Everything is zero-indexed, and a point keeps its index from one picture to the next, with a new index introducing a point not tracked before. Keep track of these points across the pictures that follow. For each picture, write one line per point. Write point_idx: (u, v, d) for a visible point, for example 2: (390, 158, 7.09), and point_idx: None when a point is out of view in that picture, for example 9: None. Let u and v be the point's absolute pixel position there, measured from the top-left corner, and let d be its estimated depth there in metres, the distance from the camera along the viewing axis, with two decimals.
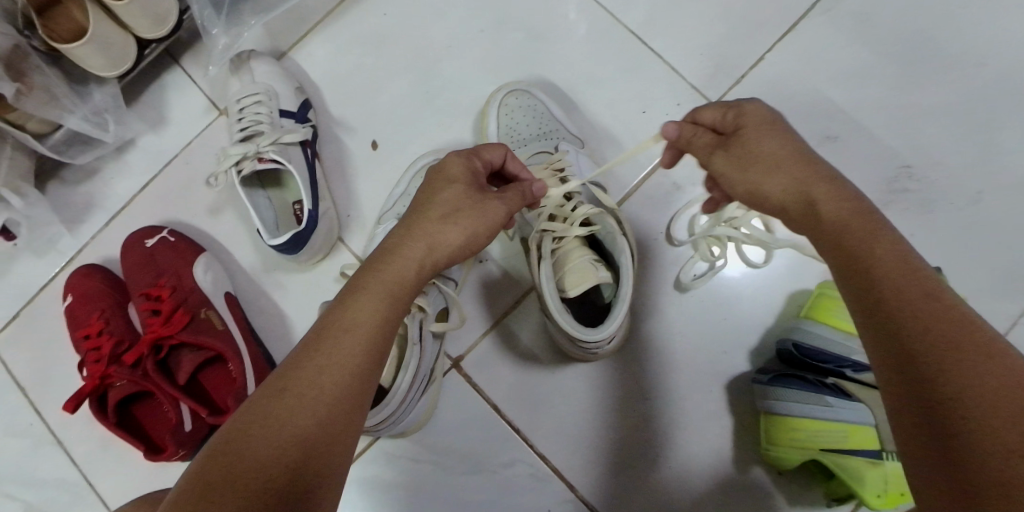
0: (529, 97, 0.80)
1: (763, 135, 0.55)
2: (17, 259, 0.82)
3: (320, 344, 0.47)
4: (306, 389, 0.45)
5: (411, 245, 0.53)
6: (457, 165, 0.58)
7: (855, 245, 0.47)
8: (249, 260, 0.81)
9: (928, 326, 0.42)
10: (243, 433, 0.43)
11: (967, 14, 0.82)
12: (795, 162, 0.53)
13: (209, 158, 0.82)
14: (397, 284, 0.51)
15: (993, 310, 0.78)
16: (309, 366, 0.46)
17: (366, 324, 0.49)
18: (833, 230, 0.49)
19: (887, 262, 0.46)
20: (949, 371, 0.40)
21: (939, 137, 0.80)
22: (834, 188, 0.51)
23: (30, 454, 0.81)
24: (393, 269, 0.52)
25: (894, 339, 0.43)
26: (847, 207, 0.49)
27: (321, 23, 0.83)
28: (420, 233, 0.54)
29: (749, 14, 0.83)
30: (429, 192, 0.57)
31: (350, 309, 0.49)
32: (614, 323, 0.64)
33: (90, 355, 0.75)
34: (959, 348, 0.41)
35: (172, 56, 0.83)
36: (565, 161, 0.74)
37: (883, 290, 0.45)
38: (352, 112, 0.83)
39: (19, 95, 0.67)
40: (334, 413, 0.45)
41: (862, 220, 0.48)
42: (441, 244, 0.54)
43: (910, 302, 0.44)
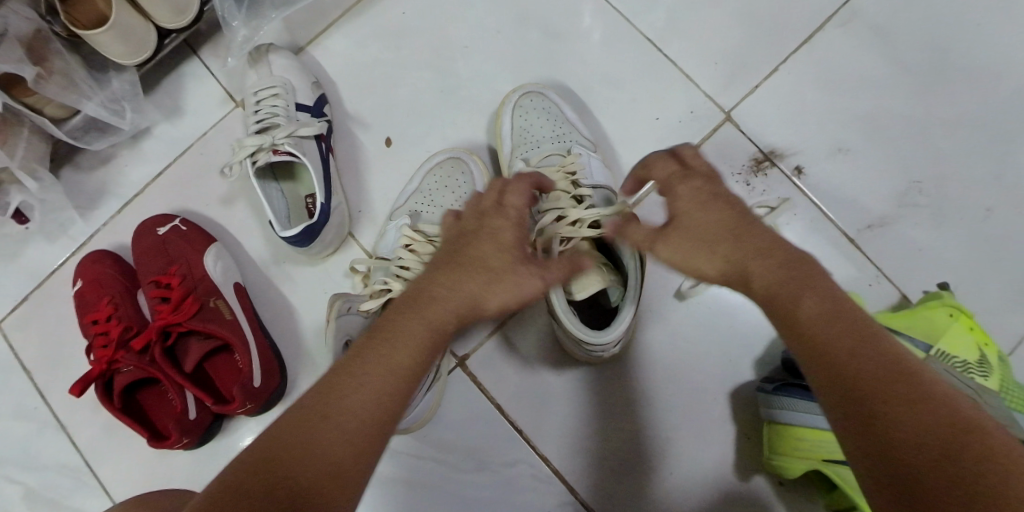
0: (544, 99, 0.81)
1: (701, 210, 0.50)
2: (29, 241, 0.82)
3: (351, 379, 0.46)
4: (336, 429, 0.44)
5: (455, 293, 0.49)
6: (510, 225, 0.52)
7: (797, 309, 0.45)
8: (260, 252, 0.82)
9: (878, 391, 0.42)
10: (278, 452, 0.43)
11: (981, 30, 0.82)
12: (737, 231, 0.49)
13: (224, 149, 0.83)
14: (434, 332, 0.48)
15: (1001, 327, 0.78)
16: (339, 398, 0.45)
17: (403, 370, 0.47)
18: (769, 297, 0.46)
19: (824, 328, 0.44)
20: (906, 434, 0.40)
21: (951, 152, 0.81)
22: (777, 253, 0.47)
23: (33, 437, 0.81)
24: (434, 312, 0.48)
25: (858, 407, 0.42)
26: (776, 265, 0.47)
27: (340, 18, 0.84)
28: (463, 281, 0.49)
29: (764, 23, 0.83)
30: (473, 244, 0.51)
31: (386, 355, 0.47)
32: (620, 329, 0.66)
33: (98, 339, 0.75)
34: (918, 410, 0.41)
35: (191, 47, 0.83)
36: (578, 165, 0.75)
37: (835, 360, 0.43)
38: (368, 108, 0.83)
39: (39, 79, 0.68)
40: (363, 455, 0.45)
41: (800, 277, 0.46)
42: (486, 300, 0.50)
43: (858, 366, 0.43)
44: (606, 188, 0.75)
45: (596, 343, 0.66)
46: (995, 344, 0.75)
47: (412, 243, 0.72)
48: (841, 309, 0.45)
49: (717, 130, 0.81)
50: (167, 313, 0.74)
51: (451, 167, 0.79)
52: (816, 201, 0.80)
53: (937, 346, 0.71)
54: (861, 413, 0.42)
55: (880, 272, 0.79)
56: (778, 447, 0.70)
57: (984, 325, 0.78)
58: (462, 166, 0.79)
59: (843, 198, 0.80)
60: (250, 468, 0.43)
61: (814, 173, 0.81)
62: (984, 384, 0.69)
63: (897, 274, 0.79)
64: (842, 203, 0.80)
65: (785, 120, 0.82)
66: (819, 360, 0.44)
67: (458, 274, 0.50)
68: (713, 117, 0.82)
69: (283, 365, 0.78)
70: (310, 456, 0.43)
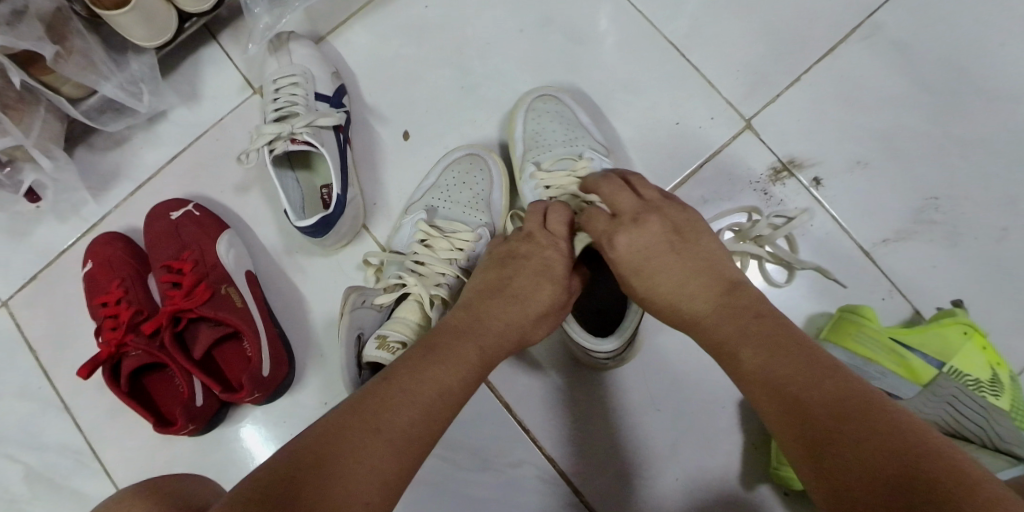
0: (557, 103, 0.80)
1: (646, 256, 0.56)
2: (40, 220, 0.82)
3: (414, 381, 0.48)
4: (392, 436, 0.45)
5: (508, 324, 0.55)
6: (561, 265, 0.59)
7: (743, 348, 0.48)
8: (272, 240, 0.81)
9: (818, 415, 0.42)
10: (336, 443, 0.44)
11: (1004, 49, 0.82)
12: (681, 275, 0.54)
13: (240, 136, 0.83)
14: (483, 352, 0.52)
15: (1011, 349, 0.78)
16: (394, 399, 0.47)
17: (458, 385, 0.50)
18: (716, 344, 0.50)
19: (762, 362, 0.46)
20: (848, 447, 0.40)
21: (969, 170, 0.80)
22: (723, 299, 0.52)
23: (36, 416, 0.80)
24: (489, 337, 0.53)
25: (809, 436, 0.42)
26: (721, 304, 0.51)
27: (362, 9, 0.84)
28: (518, 315, 0.55)
29: (788, 33, 0.83)
30: (530, 272, 0.58)
31: (443, 368, 0.49)
32: (618, 341, 0.65)
33: (107, 322, 0.75)
34: (863, 431, 0.41)
35: (211, 31, 0.83)
36: (590, 169, 0.74)
37: (777, 389, 0.45)
38: (387, 101, 0.83)
39: (58, 58, 0.67)
40: (410, 461, 0.46)
41: (751, 319, 0.49)
42: (529, 334, 0.57)
43: (800, 397, 0.44)
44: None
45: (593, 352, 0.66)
46: (1007, 364, 0.75)
47: (427, 238, 0.72)
48: (779, 342, 0.47)
49: (736, 138, 0.81)
50: (178, 299, 0.73)
51: (469, 163, 0.79)
52: (833, 213, 0.80)
53: (951, 362, 0.71)
54: (811, 443, 0.42)
55: (893, 287, 0.79)
56: (786, 459, 0.70)
57: (998, 345, 0.78)
58: (480, 163, 0.79)
59: (859, 211, 0.80)
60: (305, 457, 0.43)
61: (832, 185, 0.81)
62: (994, 403, 0.69)
63: (911, 290, 0.79)
64: (859, 216, 0.80)
65: (805, 130, 0.81)
66: (767, 397, 0.45)
67: (518, 303, 0.56)
68: (732, 125, 0.81)
69: (291, 355, 0.78)
70: (367, 461, 0.44)
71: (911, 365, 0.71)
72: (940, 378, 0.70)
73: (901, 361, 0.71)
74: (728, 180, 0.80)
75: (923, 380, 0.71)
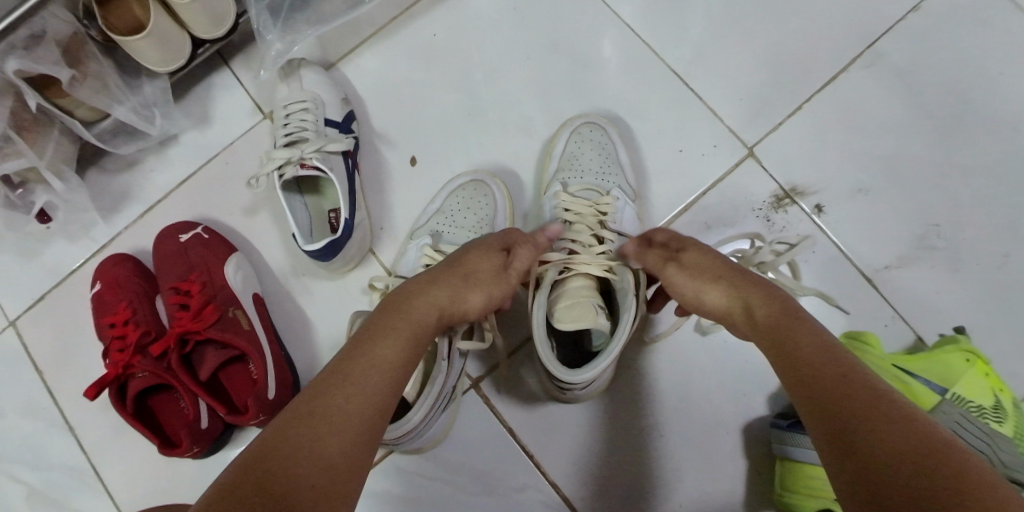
0: (603, 134, 0.82)
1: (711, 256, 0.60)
2: (50, 241, 0.83)
3: (349, 366, 0.49)
4: (335, 419, 0.46)
5: (439, 293, 0.56)
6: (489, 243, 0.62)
7: (789, 333, 0.51)
8: (279, 263, 0.82)
9: (858, 398, 0.46)
10: (281, 439, 0.44)
11: (1003, 78, 0.83)
12: (725, 271, 0.58)
13: (249, 159, 0.84)
14: (418, 326, 0.53)
15: (1014, 376, 0.78)
16: (336, 388, 0.48)
17: (392, 358, 0.50)
18: (766, 323, 0.53)
19: (813, 353, 0.49)
20: (879, 428, 0.44)
21: (971, 197, 0.81)
22: (767, 293, 0.55)
23: (39, 436, 0.81)
24: (419, 306, 0.54)
25: (840, 420, 0.45)
26: (771, 299, 0.55)
27: (372, 37, 0.85)
28: (447, 285, 0.56)
29: (790, 62, 0.84)
30: (465, 258, 0.59)
31: (382, 346, 0.50)
32: (595, 369, 0.61)
33: (114, 342, 0.75)
34: (899, 423, 0.44)
35: (223, 57, 0.85)
36: (611, 207, 0.76)
37: (822, 371, 0.48)
38: (394, 126, 0.84)
39: (74, 82, 0.69)
40: (362, 441, 0.46)
41: (789, 314, 0.53)
42: (468, 298, 0.57)
43: (836, 385, 0.47)
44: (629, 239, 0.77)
45: (564, 380, 0.62)
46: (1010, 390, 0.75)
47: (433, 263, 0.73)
48: (828, 341, 0.50)
49: (738, 165, 0.82)
50: (186, 320, 0.74)
51: (473, 190, 0.80)
52: (835, 240, 0.81)
53: (953, 389, 0.71)
54: (844, 428, 0.44)
55: (896, 313, 0.79)
56: (789, 485, 0.70)
57: (1001, 372, 0.78)
58: (484, 189, 0.80)
59: (861, 238, 0.81)
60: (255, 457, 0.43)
61: (834, 212, 0.81)
62: (998, 430, 0.70)
63: (913, 316, 0.79)
64: (861, 243, 0.81)
65: (807, 157, 0.82)
66: (810, 374, 0.48)
67: (452, 281, 0.57)
68: (736, 152, 0.82)
69: (296, 377, 0.78)
70: (317, 449, 0.44)
71: (915, 391, 0.71)
72: (943, 404, 0.70)
73: (905, 387, 0.71)
74: (730, 206, 0.81)
75: (928, 406, 0.70)
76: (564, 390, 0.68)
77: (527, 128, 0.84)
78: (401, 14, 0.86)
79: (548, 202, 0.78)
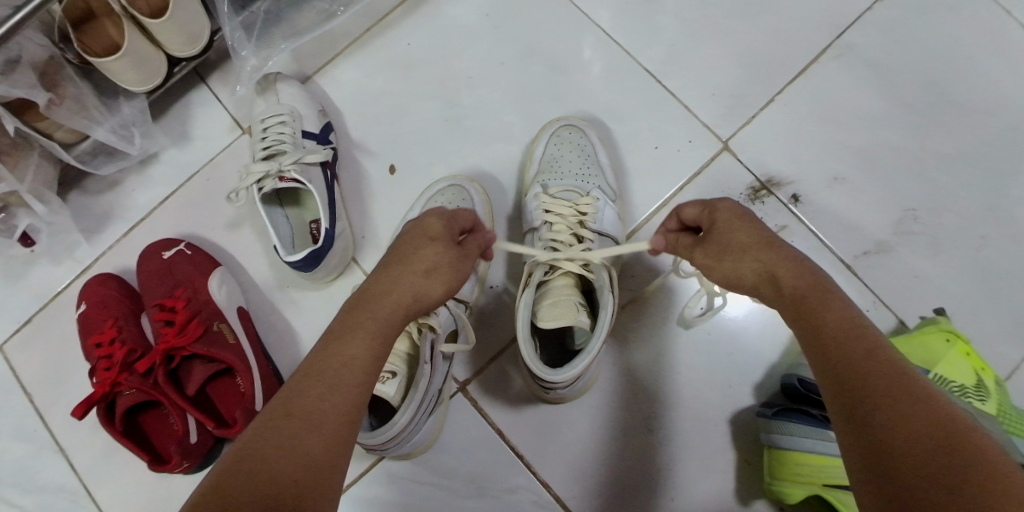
0: (583, 136, 0.82)
1: (739, 223, 0.56)
2: (35, 264, 0.83)
3: (319, 373, 0.49)
4: (310, 420, 0.46)
5: (399, 291, 0.54)
6: (438, 226, 0.58)
7: (816, 314, 0.50)
8: (263, 276, 0.83)
9: (873, 380, 0.45)
10: (256, 449, 0.44)
11: (971, 64, 0.85)
12: (758, 247, 0.54)
13: (230, 175, 0.84)
14: (383, 326, 0.52)
15: (995, 356, 0.79)
16: (307, 396, 0.47)
17: (360, 359, 0.50)
18: (793, 298, 0.51)
19: (837, 332, 0.48)
20: (891, 410, 0.44)
21: (946, 181, 0.82)
22: (794, 263, 0.53)
23: (30, 458, 0.81)
24: (382, 307, 0.53)
25: (860, 407, 0.45)
26: (802, 274, 0.52)
27: (347, 49, 0.86)
28: (404, 282, 0.54)
29: (761, 56, 0.86)
30: (420, 245, 0.57)
31: (347, 346, 0.50)
32: (576, 367, 0.62)
33: (101, 362, 0.75)
34: (908, 404, 0.44)
35: (200, 75, 0.85)
36: (591, 207, 0.75)
37: (843, 352, 0.47)
38: (373, 136, 0.85)
39: (51, 104, 0.69)
40: (336, 447, 0.46)
41: (819, 291, 0.51)
42: (430, 291, 0.55)
43: (861, 369, 0.46)
44: (611, 238, 0.77)
45: (547, 379, 0.63)
46: (992, 370, 0.76)
47: None
48: (853, 318, 0.49)
49: (715, 159, 0.83)
50: (171, 336, 0.74)
51: (452, 194, 0.80)
52: (814, 229, 0.82)
53: (935, 370, 0.72)
54: (864, 411, 0.45)
55: (877, 298, 0.80)
56: (778, 473, 0.71)
57: (982, 352, 0.79)
58: (463, 193, 0.80)
59: (839, 227, 0.82)
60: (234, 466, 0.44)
61: (811, 202, 0.82)
62: (981, 408, 0.70)
63: (893, 301, 0.80)
64: (839, 231, 0.82)
65: (782, 149, 0.83)
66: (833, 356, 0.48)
67: (408, 271, 0.55)
68: (711, 147, 0.83)
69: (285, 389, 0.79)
70: (290, 457, 0.44)
71: None
72: None
73: None
74: (708, 200, 0.82)
75: None
76: (548, 390, 0.69)
77: (505, 132, 0.85)
78: (375, 25, 0.87)
79: (527, 206, 0.79)
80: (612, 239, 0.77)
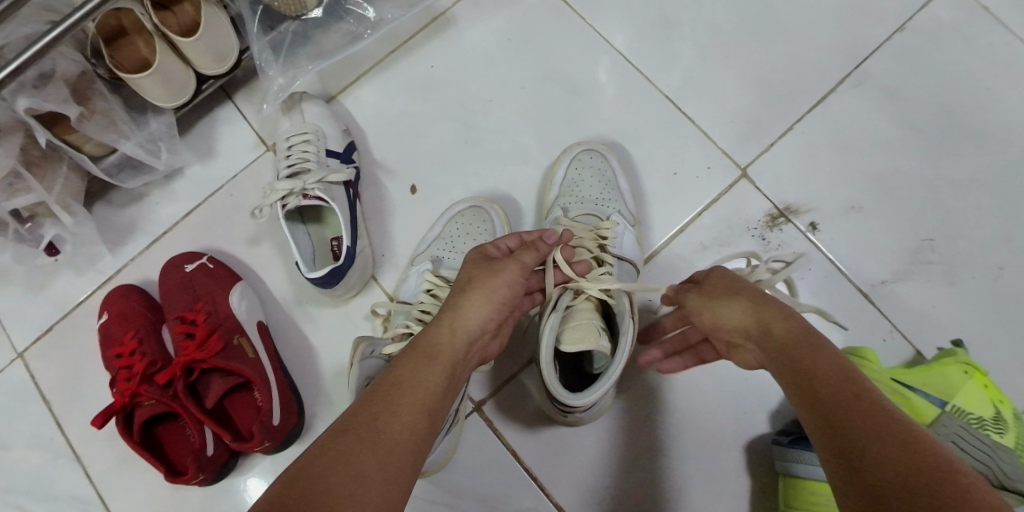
0: (603, 161, 0.83)
1: (731, 284, 0.61)
2: (58, 274, 0.85)
3: (376, 394, 0.52)
4: (366, 434, 0.49)
5: (445, 314, 0.59)
6: (474, 257, 0.66)
7: (800, 356, 0.52)
8: (283, 291, 0.84)
9: (854, 415, 0.47)
10: (314, 459, 0.47)
11: (989, 94, 0.85)
12: (750, 299, 0.58)
13: (253, 190, 0.86)
14: (435, 345, 0.56)
15: (1013, 387, 0.78)
16: (364, 414, 0.50)
17: (412, 378, 0.53)
18: (780, 343, 0.54)
19: (821, 374, 0.50)
20: (873, 442, 0.44)
21: (964, 211, 0.82)
22: (779, 310, 0.56)
23: (48, 466, 0.81)
24: (432, 331, 0.57)
25: (842, 440, 0.46)
26: (788, 327, 0.55)
27: (371, 69, 0.88)
28: (449, 305, 0.60)
29: (779, 84, 0.86)
30: (465, 274, 0.63)
31: (401, 369, 0.54)
32: (597, 392, 0.63)
33: (121, 372, 0.76)
34: (889, 436, 0.44)
35: (226, 92, 0.87)
36: (611, 231, 0.77)
37: (825, 391, 0.49)
38: (395, 156, 0.86)
39: (81, 118, 0.70)
40: (390, 457, 0.48)
41: (804, 337, 0.54)
42: (472, 305, 0.59)
43: (844, 406, 0.48)
44: (630, 263, 0.78)
45: (567, 403, 0.63)
46: (1010, 402, 0.75)
47: (434, 287, 0.75)
48: (837, 363, 0.51)
49: (732, 185, 0.84)
50: (191, 350, 0.75)
51: (472, 215, 0.81)
52: (830, 256, 0.82)
53: (953, 401, 0.71)
54: (848, 450, 0.45)
55: (894, 327, 0.80)
56: (792, 502, 0.70)
57: (1001, 384, 0.78)
58: (484, 215, 0.81)
59: (856, 255, 0.82)
60: (292, 477, 0.46)
61: (828, 229, 0.83)
62: (999, 441, 0.70)
63: (911, 330, 0.80)
64: (856, 259, 0.82)
65: (799, 176, 0.84)
66: (816, 395, 0.49)
67: (455, 298, 0.60)
68: (729, 173, 0.84)
69: (302, 406, 0.79)
70: (347, 466, 0.46)
71: (914, 404, 0.71)
72: (942, 418, 0.71)
73: (905, 401, 0.71)
74: (725, 226, 0.83)
75: (927, 421, 0.71)
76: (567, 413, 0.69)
77: (524, 154, 0.86)
78: (398, 48, 0.88)
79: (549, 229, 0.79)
80: (631, 264, 0.78)
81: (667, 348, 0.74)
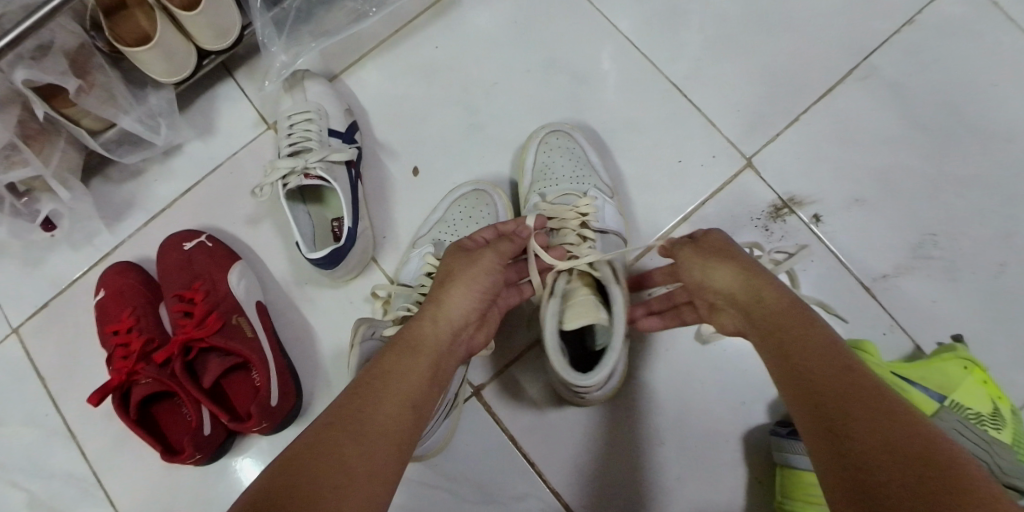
0: (571, 141, 0.82)
1: (719, 248, 0.60)
2: (54, 249, 0.84)
3: (359, 388, 0.51)
4: (349, 429, 0.48)
5: (427, 307, 0.58)
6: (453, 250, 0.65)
7: (785, 329, 0.52)
8: (282, 271, 0.83)
9: (837, 390, 0.47)
10: (298, 454, 0.46)
11: (996, 90, 0.84)
12: (739, 269, 0.58)
13: (253, 169, 0.85)
14: (417, 338, 0.55)
15: (1011, 384, 0.78)
16: (347, 408, 0.50)
17: (395, 372, 0.52)
18: (768, 316, 0.54)
19: (806, 347, 0.50)
20: (855, 416, 0.45)
21: (968, 207, 0.82)
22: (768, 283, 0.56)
23: (43, 443, 0.81)
24: (415, 325, 0.57)
25: (824, 414, 0.46)
26: (776, 299, 0.55)
27: (375, 49, 0.87)
28: (430, 299, 0.59)
29: (786, 74, 0.86)
30: (444, 269, 0.63)
31: (384, 363, 0.53)
32: (607, 365, 0.63)
33: (118, 350, 0.76)
34: (871, 411, 0.45)
35: (227, 68, 0.86)
36: (592, 207, 0.75)
37: (808, 365, 0.49)
38: (397, 137, 0.85)
39: (80, 92, 0.69)
40: (373, 451, 0.48)
41: (793, 310, 0.54)
42: (452, 298, 0.59)
43: (827, 380, 0.48)
44: (615, 235, 0.77)
45: (580, 385, 0.63)
46: (1008, 398, 0.75)
47: (435, 271, 0.74)
48: (822, 335, 0.51)
49: (737, 175, 0.83)
50: (190, 328, 0.74)
51: (475, 199, 0.80)
52: (833, 249, 0.82)
53: (952, 396, 0.71)
54: (829, 425, 0.45)
55: (894, 322, 0.80)
56: (789, 492, 0.70)
57: (999, 380, 0.78)
58: (487, 198, 0.80)
59: (859, 248, 0.82)
60: (276, 472, 0.45)
61: (831, 222, 0.82)
62: (996, 437, 0.70)
63: (911, 325, 0.80)
64: (858, 253, 0.82)
65: (804, 169, 0.83)
66: (800, 368, 0.49)
67: (437, 291, 0.60)
68: (734, 164, 0.83)
69: (300, 387, 0.79)
70: (331, 460, 0.46)
71: (915, 398, 0.71)
72: (942, 413, 0.70)
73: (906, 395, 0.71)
74: (729, 217, 0.82)
75: (926, 414, 0.70)
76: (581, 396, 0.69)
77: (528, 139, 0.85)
78: (403, 28, 0.87)
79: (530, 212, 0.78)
80: (616, 236, 0.77)
81: (650, 306, 0.72)
